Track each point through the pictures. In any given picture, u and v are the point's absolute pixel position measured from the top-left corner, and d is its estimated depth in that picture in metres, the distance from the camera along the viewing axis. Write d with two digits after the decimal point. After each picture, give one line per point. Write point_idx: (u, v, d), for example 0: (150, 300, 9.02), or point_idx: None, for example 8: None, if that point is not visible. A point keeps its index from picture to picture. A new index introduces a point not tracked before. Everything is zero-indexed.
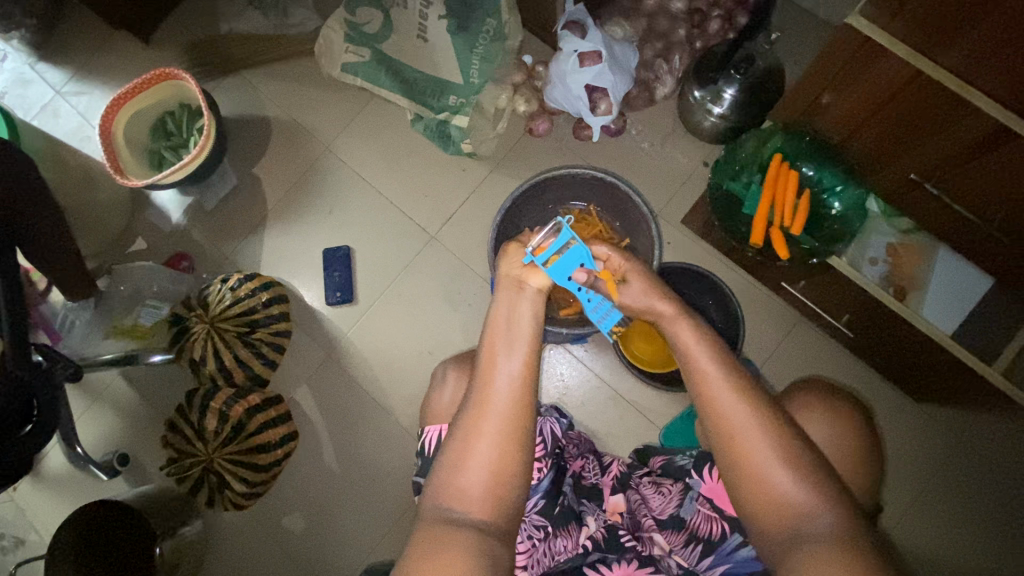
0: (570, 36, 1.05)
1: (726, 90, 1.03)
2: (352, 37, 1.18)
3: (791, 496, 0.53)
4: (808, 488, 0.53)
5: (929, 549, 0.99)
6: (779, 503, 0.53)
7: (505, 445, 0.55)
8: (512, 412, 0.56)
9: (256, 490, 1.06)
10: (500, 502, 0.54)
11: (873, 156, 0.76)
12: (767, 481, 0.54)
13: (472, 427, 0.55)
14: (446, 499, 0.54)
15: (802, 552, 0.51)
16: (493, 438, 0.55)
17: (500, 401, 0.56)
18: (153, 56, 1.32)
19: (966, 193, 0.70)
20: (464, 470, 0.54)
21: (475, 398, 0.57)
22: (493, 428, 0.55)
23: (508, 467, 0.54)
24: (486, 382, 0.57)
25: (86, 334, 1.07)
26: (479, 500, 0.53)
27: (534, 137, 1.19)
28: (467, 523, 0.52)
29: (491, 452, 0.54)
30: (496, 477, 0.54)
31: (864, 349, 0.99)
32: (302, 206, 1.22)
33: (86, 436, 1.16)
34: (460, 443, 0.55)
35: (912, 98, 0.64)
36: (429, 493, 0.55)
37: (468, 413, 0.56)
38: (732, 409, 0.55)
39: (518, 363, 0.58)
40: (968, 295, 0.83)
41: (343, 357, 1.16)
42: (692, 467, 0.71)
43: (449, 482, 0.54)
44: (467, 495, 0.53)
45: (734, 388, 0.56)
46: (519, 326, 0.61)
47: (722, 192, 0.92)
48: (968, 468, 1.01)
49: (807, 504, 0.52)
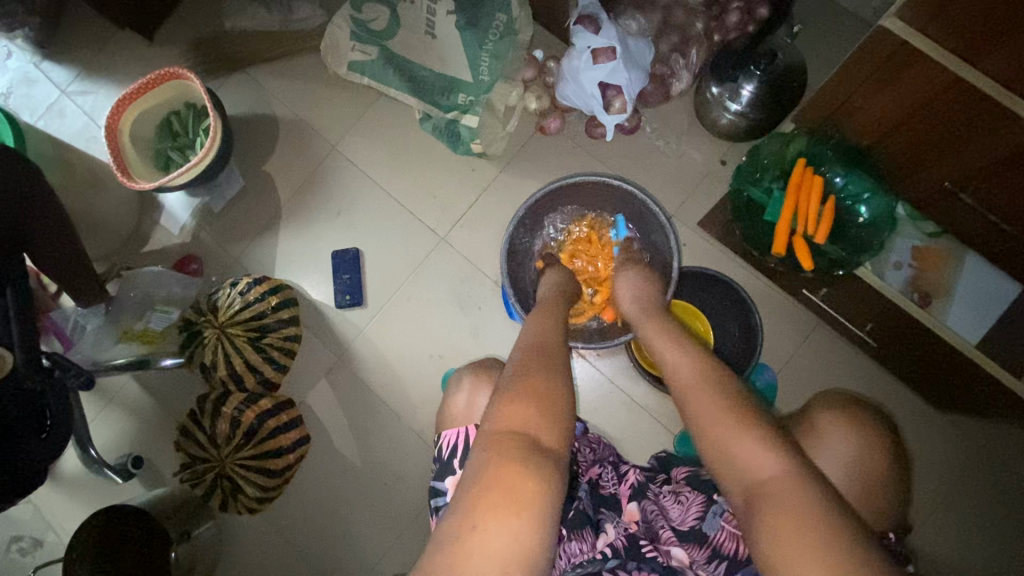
0: (583, 32, 1.02)
1: (744, 87, 1.00)
2: (359, 34, 1.15)
3: (749, 459, 0.49)
4: (773, 450, 0.49)
5: (953, 563, 0.96)
6: (743, 470, 0.50)
7: (553, 380, 0.57)
8: (551, 360, 0.61)
9: (268, 494, 1.07)
10: (561, 428, 0.53)
11: (903, 162, 0.73)
12: (717, 438, 0.52)
13: (523, 367, 0.59)
14: (506, 422, 0.52)
15: (769, 518, 0.45)
16: (543, 372, 0.58)
17: (540, 348, 0.63)
18: (158, 53, 1.30)
19: (1000, 205, 0.67)
20: (520, 392, 0.55)
21: (521, 350, 0.64)
22: (542, 368, 0.59)
23: (559, 400, 0.55)
24: (526, 343, 0.65)
25: (96, 340, 1.06)
26: (541, 423, 0.52)
27: (545, 135, 1.16)
28: (533, 440, 0.51)
29: (541, 380, 0.57)
30: (545, 402, 0.54)
31: (887, 356, 0.96)
32: (310, 208, 1.21)
33: (99, 440, 1.16)
34: (514, 378, 0.57)
35: (948, 106, 0.61)
36: (488, 416, 0.54)
37: (518, 360, 0.61)
38: (688, 376, 0.58)
39: (547, 327, 0.69)
40: (993, 303, 0.80)
41: (354, 361, 1.15)
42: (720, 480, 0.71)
43: (505, 407, 0.54)
44: (528, 417, 0.52)
45: (681, 365, 0.61)
46: (548, 304, 0.76)
47: (743, 199, 0.87)
48: (993, 477, 0.97)
49: (771, 470, 0.48)
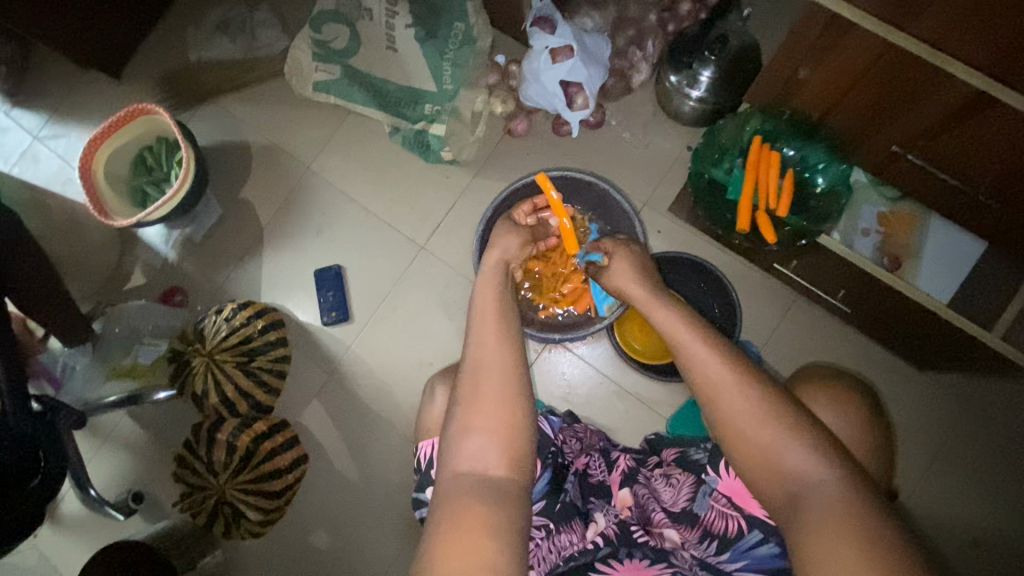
0: (539, 33, 1.04)
1: (702, 73, 1.02)
2: (320, 55, 1.17)
3: (793, 459, 0.56)
4: (811, 448, 0.55)
5: (949, 519, 0.97)
6: (787, 472, 0.56)
7: (502, 405, 0.63)
8: (504, 378, 0.64)
9: (271, 517, 1.07)
10: (516, 464, 0.60)
11: (852, 130, 0.75)
12: (754, 445, 0.57)
13: (473, 391, 0.64)
14: (464, 464, 0.60)
15: (809, 518, 0.52)
16: (496, 399, 0.63)
17: (491, 362, 0.65)
18: (127, 91, 1.31)
19: (948, 162, 0.69)
20: (472, 429, 0.61)
21: (470, 365, 0.66)
22: (494, 392, 0.63)
23: (515, 429, 0.62)
24: (480, 354, 0.66)
25: (86, 379, 1.09)
26: (496, 461, 0.60)
27: (514, 137, 1.18)
28: (489, 480, 0.59)
29: (495, 410, 0.62)
30: (505, 441, 0.61)
31: (864, 322, 0.97)
32: (289, 229, 1.22)
33: (99, 478, 1.16)
34: (466, 410, 0.63)
35: (887, 72, 0.63)
36: (447, 462, 0.61)
37: (468, 383, 0.65)
38: (707, 371, 0.61)
39: (500, 329, 0.69)
40: (962, 260, 0.82)
41: (345, 376, 1.16)
42: (708, 464, 0.71)
43: (461, 450, 0.61)
44: (480, 457, 0.60)
45: (700, 356, 0.62)
46: (489, 286, 0.74)
47: (705, 181, 0.90)
48: (978, 433, 0.99)
49: (804, 467, 0.55)
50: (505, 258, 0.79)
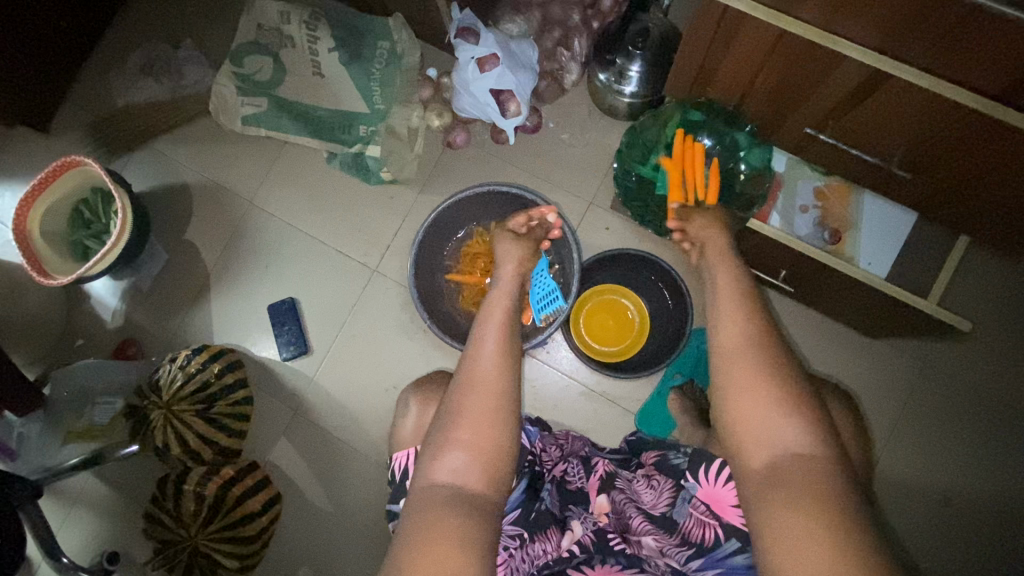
0: (464, 44, 1.03)
1: (630, 68, 1.03)
2: (244, 88, 1.15)
3: (782, 443, 0.54)
4: (795, 430, 0.55)
5: (919, 479, 0.99)
6: (766, 452, 0.55)
7: (488, 419, 0.60)
8: (500, 392, 0.62)
9: (248, 562, 1.05)
10: (496, 478, 0.59)
11: (765, 115, 0.75)
12: (755, 429, 0.56)
13: (461, 402, 0.61)
14: (441, 474, 0.58)
15: (772, 506, 0.52)
16: (483, 411, 0.60)
17: (487, 370, 0.63)
18: (56, 144, 1.27)
19: (856, 138, 0.70)
20: (453, 438, 0.59)
21: (464, 372, 0.64)
22: (481, 403, 0.61)
23: (498, 444, 0.60)
24: (475, 361, 0.64)
25: (42, 445, 1.06)
26: (476, 474, 0.58)
27: (454, 150, 1.17)
28: (466, 494, 0.57)
29: (478, 422, 0.60)
30: (484, 454, 0.59)
31: (812, 299, 0.98)
32: (238, 266, 1.20)
33: (70, 547, 1.12)
34: (450, 418, 0.61)
35: (785, 57, 0.63)
36: (422, 471, 0.60)
37: (458, 390, 0.63)
38: (734, 356, 0.59)
39: (505, 340, 0.67)
40: (897, 232, 0.83)
41: (311, 410, 1.14)
42: (688, 470, 0.70)
43: (439, 459, 0.59)
44: (457, 470, 0.58)
45: (731, 340, 0.60)
46: (500, 297, 0.73)
47: (631, 177, 0.95)
48: (937, 392, 1.00)
49: (795, 447, 0.54)
50: (519, 266, 0.79)
